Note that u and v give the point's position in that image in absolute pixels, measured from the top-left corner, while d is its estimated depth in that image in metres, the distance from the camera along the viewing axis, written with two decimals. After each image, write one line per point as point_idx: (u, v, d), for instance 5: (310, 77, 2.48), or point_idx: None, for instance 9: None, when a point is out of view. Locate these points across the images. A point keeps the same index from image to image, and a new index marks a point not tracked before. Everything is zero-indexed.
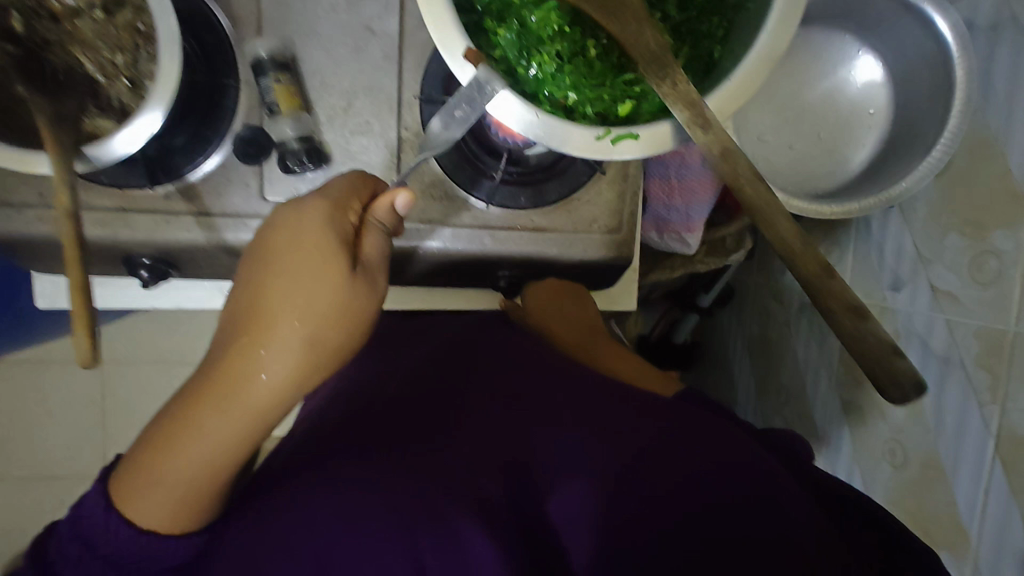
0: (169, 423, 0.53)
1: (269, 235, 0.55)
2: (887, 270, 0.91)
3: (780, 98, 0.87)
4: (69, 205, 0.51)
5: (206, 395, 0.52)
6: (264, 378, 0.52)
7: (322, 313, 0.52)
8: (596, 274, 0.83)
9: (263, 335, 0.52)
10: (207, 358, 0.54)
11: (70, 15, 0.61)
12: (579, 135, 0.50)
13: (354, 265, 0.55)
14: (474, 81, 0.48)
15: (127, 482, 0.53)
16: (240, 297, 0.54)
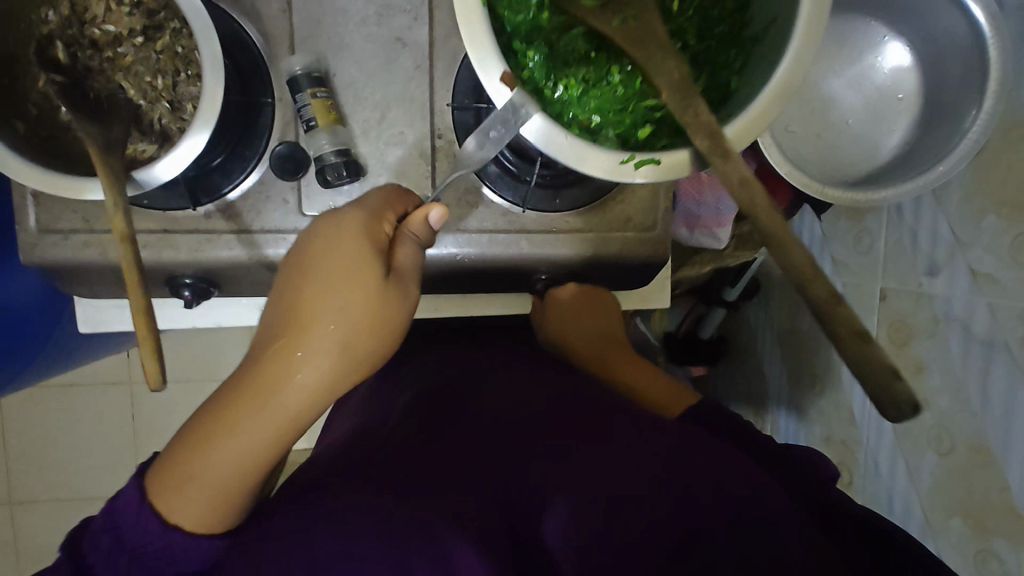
0: (205, 423, 0.53)
1: (306, 243, 0.56)
2: (922, 256, 0.90)
3: (807, 88, 0.87)
4: (124, 230, 0.51)
5: (242, 396, 0.53)
6: (299, 380, 0.52)
7: (356, 317, 0.53)
8: (632, 274, 0.83)
9: (299, 337, 0.53)
10: (245, 360, 0.54)
11: (111, 42, 0.61)
12: (599, 157, 0.49)
13: (387, 273, 0.56)
14: (510, 105, 0.48)
15: (163, 477, 0.53)
16: (278, 303, 0.55)
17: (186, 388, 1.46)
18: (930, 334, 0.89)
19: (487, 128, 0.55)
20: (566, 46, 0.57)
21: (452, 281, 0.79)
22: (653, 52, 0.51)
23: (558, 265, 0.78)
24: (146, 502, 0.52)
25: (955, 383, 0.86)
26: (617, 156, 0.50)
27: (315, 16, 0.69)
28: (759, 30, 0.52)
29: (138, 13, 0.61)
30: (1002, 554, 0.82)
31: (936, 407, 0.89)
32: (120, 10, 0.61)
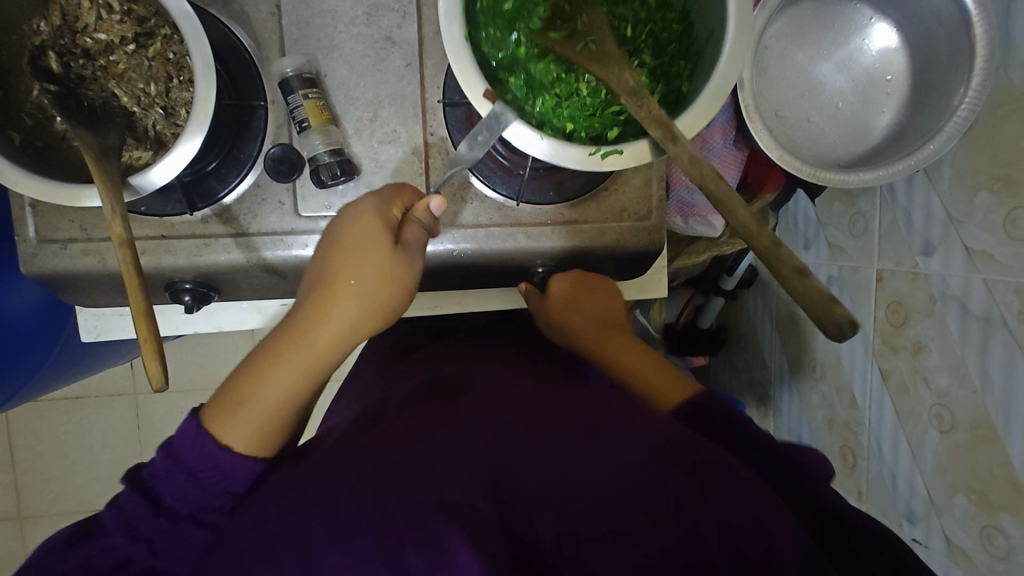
0: (248, 373, 0.57)
1: (331, 226, 0.61)
2: (916, 236, 0.91)
3: (796, 73, 0.87)
4: (122, 234, 0.52)
5: (281, 348, 0.57)
6: (346, 300, 0.58)
7: (378, 274, 0.58)
8: (631, 263, 0.83)
9: (329, 297, 0.58)
10: (295, 304, 0.60)
11: (101, 50, 0.61)
12: (571, 151, 0.52)
13: (399, 242, 0.60)
14: (493, 114, 0.51)
15: (219, 403, 0.56)
16: (319, 259, 0.60)
17: (190, 396, 1.46)
18: (928, 313, 0.90)
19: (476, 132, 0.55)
20: (543, 72, 0.57)
21: (448, 275, 0.79)
22: (611, 66, 0.53)
23: (556, 256, 0.78)
24: (200, 429, 0.54)
25: (954, 361, 0.87)
26: (587, 149, 0.53)
27: (305, 18, 0.69)
28: (701, 44, 0.55)
29: (129, 20, 0.61)
30: (1007, 529, 0.82)
31: (937, 386, 0.90)
32: (110, 18, 0.61)
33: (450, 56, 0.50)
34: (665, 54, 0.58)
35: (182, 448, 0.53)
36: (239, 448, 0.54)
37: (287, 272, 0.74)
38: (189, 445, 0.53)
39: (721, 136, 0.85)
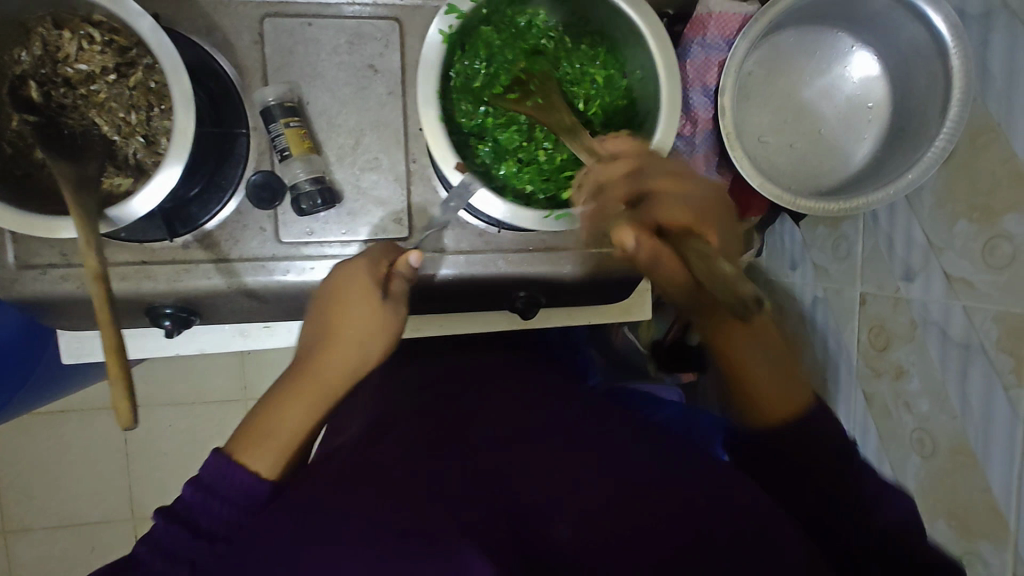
0: (268, 407, 0.59)
1: (327, 277, 0.64)
2: (898, 261, 0.91)
3: (779, 98, 0.87)
4: (97, 268, 0.51)
5: (299, 384, 0.60)
6: (353, 331, 0.62)
7: (377, 314, 0.62)
8: (612, 289, 0.84)
9: (337, 335, 0.62)
10: (302, 349, 0.63)
11: (82, 80, 0.62)
12: (529, 215, 0.62)
13: (389, 293, 0.63)
14: (463, 183, 0.61)
15: (241, 440, 0.57)
16: (319, 304, 0.63)
17: (177, 413, 1.45)
18: (909, 338, 0.90)
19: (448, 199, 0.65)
20: (507, 139, 0.67)
21: (429, 300, 0.79)
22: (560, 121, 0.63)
23: (537, 279, 0.79)
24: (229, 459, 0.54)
25: (935, 386, 0.87)
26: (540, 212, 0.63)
27: (287, 47, 0.70)
28: (642, 116, 0.67)
29: (110, 51, 0.61)
30: (987, 556, 0.83)
31: (919, 411, 0.90)
32: (92, 49, 0.61)
33: (426, 133, 0.58)
34: (612, 123, 0.69)
35: (208, 475, 0.53)
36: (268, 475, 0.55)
37: (267, 297, 0.74)
38: (214, 474, 0.53)
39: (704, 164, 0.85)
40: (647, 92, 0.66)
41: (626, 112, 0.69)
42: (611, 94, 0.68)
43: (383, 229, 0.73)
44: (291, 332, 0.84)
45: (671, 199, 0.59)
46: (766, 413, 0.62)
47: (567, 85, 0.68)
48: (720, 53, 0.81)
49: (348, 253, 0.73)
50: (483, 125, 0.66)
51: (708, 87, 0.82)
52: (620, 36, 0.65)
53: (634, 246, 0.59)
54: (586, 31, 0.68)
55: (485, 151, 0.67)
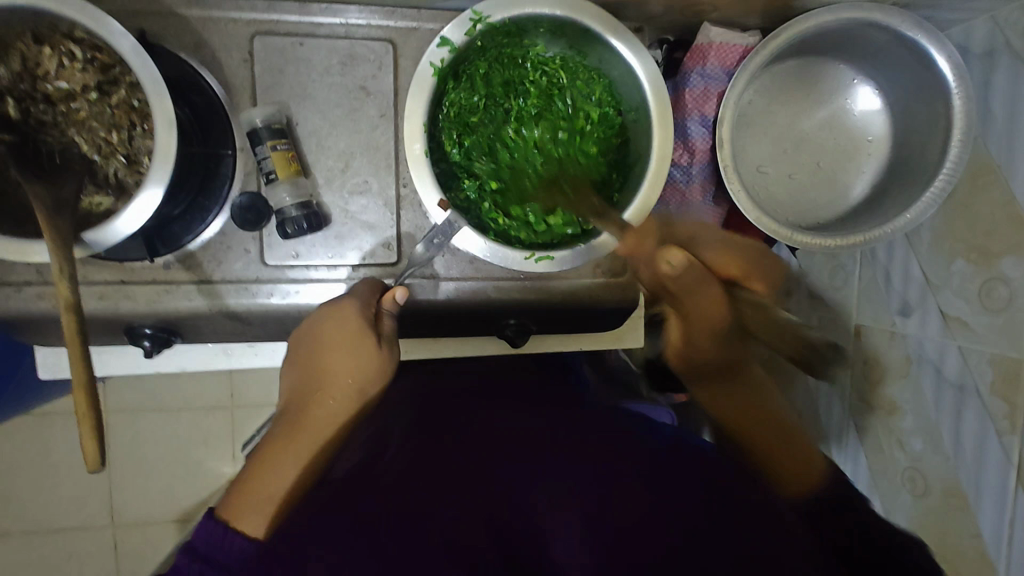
0: (256, 466, 0.55)
1: (311, 322, 0.60)
2: (894, 296, 0.90)
3: (779, 129, 0.86)
4: (69, 298, 0.49)
5: (285, 435, 0.56)
6: (350, 374, 0.59)
7: (373, 358, 0.59)
8: (604, 321, 0.82)
9: (322, 386, 0.59)
10: (294, 388, 0.59)
11: (63, 97, 0.60)
12: (513, 255, 0.64)
13: (381, 337, 0.60)
14: (446, 221, 0.64)
15: (235, 501, 0.52)
16: (303, 341, 0.61)
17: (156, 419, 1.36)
18: (903, 375, 0.89)
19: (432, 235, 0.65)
20: (496, 171, 0.67)
21: (415, 326, 0.77)
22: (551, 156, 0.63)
23: (527, 307, 0.77)
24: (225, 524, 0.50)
25: (928, 426, 0.86)
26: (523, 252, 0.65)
27: (278, 66, 0.68)
28: (634, 158, 0.68)
29: (92, 69, 0.60)
30: None
31: (911, 449, 0.89)
32: (72, 66, 0.59)
33: (411, 167, 0.62)
34: (604, 161, 0.69)
35: (202, 543, 0.49)
36: (259, 535, 0.51)
37: (250, 320, 0.72)
38: (207, 539, 0.49)
39: (701, 194, 0.84)
40: (639, 132, 0.67)
41: (619, 150, 0.69)
42: (604, 132, 0.68)
43: (371, 254, 0.72)
44: (276, 353, 0.82)
45: (716, 241, 0.68)
46: (789, 485, 0.61)
47: (560, 121, 0.68)
48: (720, 83, 0.80)
49: (334, 277, 0.71)
50: (473, 157, 0.66)
51: (706, 118, 0.81)
52: (615, 76, 0.67)
53: (682, 266, 0.60)
54: (584, 66, 0.68)
55: (472, 183, 0.67)
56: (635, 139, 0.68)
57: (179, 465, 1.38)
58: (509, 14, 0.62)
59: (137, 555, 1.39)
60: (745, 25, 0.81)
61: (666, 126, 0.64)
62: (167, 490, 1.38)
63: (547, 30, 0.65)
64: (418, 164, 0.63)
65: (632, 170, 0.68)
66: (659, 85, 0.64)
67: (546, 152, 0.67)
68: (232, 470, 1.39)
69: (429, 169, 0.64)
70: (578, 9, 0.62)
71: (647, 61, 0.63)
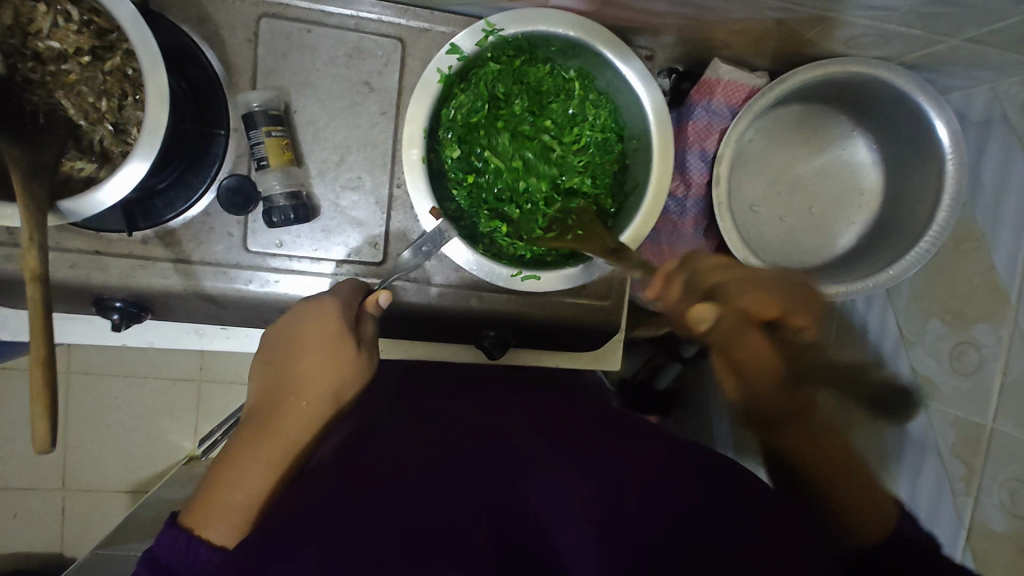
0: (221, 472, 0.54)
1: (286, 321, 0.59)
2: (870, 345, 0.90)
3: (774, 171, 0.86)
4: (36, 269, 0.47)
5: (252, 440, 0.55)
6: (317, 377, 0.58)
7: (344, 362, 0.58)
8: (582, 342, 0.82)
9: (294, 389, 0.58)
10: (265, 389, 0.59)
11: (54, 57, 0.58)
12: (499, 271, 0.64)
13: (361, 342, 0.60)
14: (437, 230, 0.63)
15: (201, 507, 0.51)
16: (278, 338, 0.60)
17: (119, 386, 1.33)
18: None
19: (421, 243, 0.64)
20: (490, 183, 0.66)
21: (394, 327, 0.76)
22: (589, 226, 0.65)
23: (506, 320, 0.76)
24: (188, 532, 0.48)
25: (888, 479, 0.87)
26: (511, 269, 0.65)
27: (282, 50, 0.67)
28: (630, 185, 0.68)
29: (87, 32, 0.58)
30: None
31: None
32: (66, 27, 0.57)
33: (407, 173, 0.61)
34: (601, 185, 0.68)
35: (162, 550, 0.47)
36: (228, 544, 0.49)
37: (226, 304, 0.71)
38: (171, 546, 0.47)
39: (694, 225, 0.84)
40: (638, 161, 0.67)
41: (617, 176, 0.69)
42: (604, 154, 0.68)
43: (357, 251, 0.71)
44: (249, 338, 0.80)
45: (754, 286, 0.54)
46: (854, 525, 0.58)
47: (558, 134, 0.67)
48: (723, 120, 0.80)
49: (317, 270, 0.70)
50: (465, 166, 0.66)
51: (706, 152, 0.82)
52: (621, 101, 0.66)
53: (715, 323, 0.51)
54: (591, 86, 0.67)
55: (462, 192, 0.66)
56: (635, 165, 0.67)
57: (138, 435, 1.35)
58: (521, 29, 0.61)
59: (84, 523, 1.36)
60: (754, 65, 0.82)
61: (665, 158, 0.64)
62: (122, 460, 1.35)
63: (559, 49, 0.65)
64: (414, 169, 0.63)
65: (628, 197, 0.68)
66: (663, 118, 0.63)
67: (538, 167, 0.67)
68: (192, 446, 1.37)
69: (425, 176, 0.63)
70: (591, 32, 0.62)
71: (653, 91, 0.63)
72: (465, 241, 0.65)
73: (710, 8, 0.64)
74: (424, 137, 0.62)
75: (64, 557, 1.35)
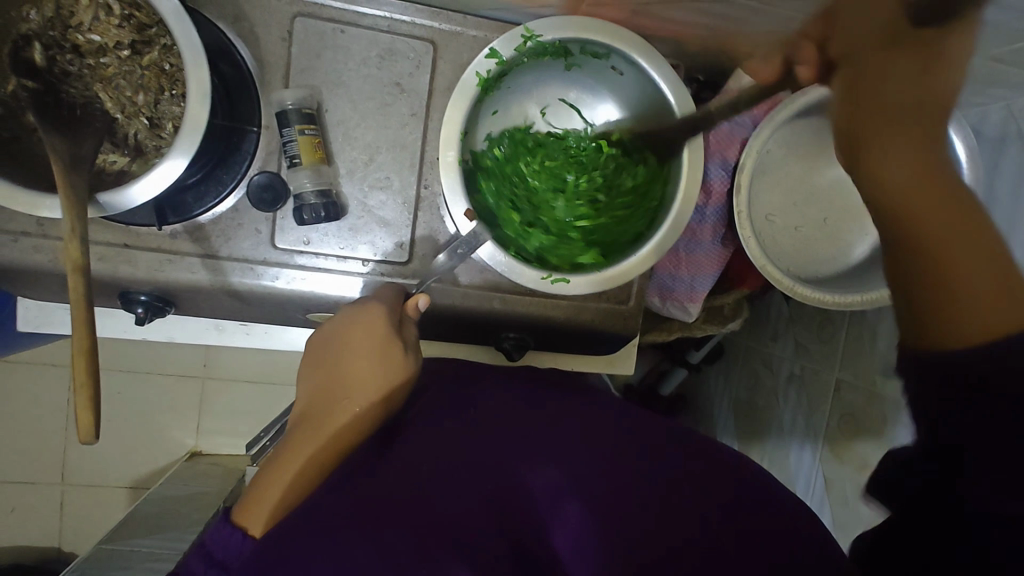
0: (266, 470, 0.54)
1: (335, 323, 0.61)
2: (879, 355, 0.90)
3: (793, 181, 0.88)
4: (78, 259, 0.47)
5: (296, 440, 0.55)
6: (361, 371, 0.58)
7: (385, 354, 0.58)
8: (601, 346, 0.83)
9: (341, 390, 0.58)
10: (314, 388, 0.60)
11: (94, 50, 0.58)
12: (529, 272, 0.65)
13: (406, 344, 0.60)
14: (472, 232, 0.64)
15: (250, 498, 0.52)
16: (326, 337, 0.61)
17: (121, 379, 1.31)
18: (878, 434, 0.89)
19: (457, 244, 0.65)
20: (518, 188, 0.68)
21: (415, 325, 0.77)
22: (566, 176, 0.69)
23: (528, 323, 0.77)
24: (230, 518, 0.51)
25: None
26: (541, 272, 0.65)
27: (315, 50, 0.68)
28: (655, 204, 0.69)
29: (127, 27, 0.59)
30: None
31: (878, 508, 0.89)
32: (108, 21, 0.58)
33: (443, 175, 0.62)
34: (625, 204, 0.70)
35: (212, 541, 0.49)
36: (256, 534, 0.50)
37: (251, 300, 0.71)
38: (217, 538, 0.49)
39: (713, 232, 0.86)
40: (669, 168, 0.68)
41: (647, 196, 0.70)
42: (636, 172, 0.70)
43: (384, 251, 0.71)
44: (269, 335, 0.81)
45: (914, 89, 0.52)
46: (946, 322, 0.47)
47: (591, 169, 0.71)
48: (744, 130, 0.82)
49: (343, 269, 0.71)
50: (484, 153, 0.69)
51: (728, 162, 0.83)
52: (656, 108, 0.68)
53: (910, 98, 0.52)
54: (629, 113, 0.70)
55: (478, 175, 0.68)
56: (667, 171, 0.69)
57: (143, 429, 1.34)
58: (559, 36, 0.62)
59: (84, 518, 1.34)
60: None
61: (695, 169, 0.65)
62: (122, 455, 1.34)
63: (594, 54, 0.67)
64: (449, 170, 0.63)
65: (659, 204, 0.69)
66: (696, 124, 0.65)
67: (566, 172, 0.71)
68: (194, 442, 1.36)
69: (459, 176, 0.64)
70: (627, 40, 0.64)
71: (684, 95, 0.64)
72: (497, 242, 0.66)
73: (737, 19, 0.65)
74: (460, 139, 0.63)
75: (62, 552, 1.34)
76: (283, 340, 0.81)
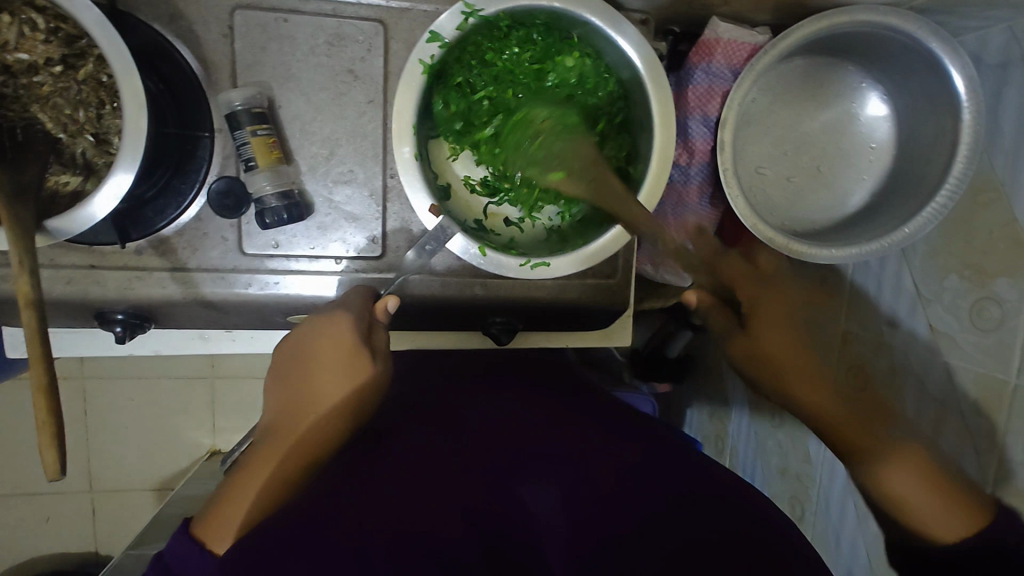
0: (234, 485, 0.54)
1: (299, 338, 0.59)
2: (884, 305, 0.87)
3: (779, 130, 0.82)
4: (29, 293, 0.46)
5: (263, 457, 0.55)
6: (326, 386, 0.57)
7: (350, 366, 0.57)
8: (592, 321, 0.80)
9: (311, 404, 0.57)
10: (280, 399, 0.59)
11: (25, 69, 0.56)
12: (508, 262, 0.64)
13: (375, 353, 0.59)
14: (440, 227, 0.64)
15: (212, 514, 0.52)
16: (291, 345, 0.60)
17: (132, 387, 1.32)
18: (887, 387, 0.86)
19: (424, 241, 0.66)
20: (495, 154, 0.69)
21: (398, 318, 0.75)
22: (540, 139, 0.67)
23: (512, 305, 0.75)
24: (193, 535, 0.51)
25: None
26: (520, 259, 0.65)
27: (259, 43, 0.64)
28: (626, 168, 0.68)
29: (55, 41, 0.56)
30: None
31: None
32: (34, 36, 0.55)
33: (401, 171, 0.61)
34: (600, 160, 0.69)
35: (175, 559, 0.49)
36: (217, 551, 0.50)
37: (226, 309, 0.69)
38: (181, 553, 0.50)
39: (699, 193, 0.82)
40: (641, 129, 0.66)
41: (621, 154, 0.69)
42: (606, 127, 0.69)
43: (356, 247, 0.69)
44: (255, 339, 0.80)
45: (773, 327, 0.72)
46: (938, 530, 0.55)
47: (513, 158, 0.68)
48: (725, 82, 0.77)
49: (316, 268, 0.69)
50: (483, 76, 0.66)
51: (709, 117, 0.78)
52: (622, 69, 0.65)
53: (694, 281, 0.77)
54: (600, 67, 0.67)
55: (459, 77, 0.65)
56: (638, 132, 0.67)
57: (158, 435, 1.36)
58: (502, 7, 0.60)
59: (114, 523, 1.38)
60: (755, 21, 0.78)
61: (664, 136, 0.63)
62: (144, 460, 1.36)
63: (544, 21, 0.64)
64: (407, 166, 0.62)
65: (633, 172, 0.67)
66: (659, 80, 0.62)
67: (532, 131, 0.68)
68: (212, 441, 1.38)
69: (419, 172, 0.63)
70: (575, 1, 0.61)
71: (648, 60, 0.62)
72: (469, 234, 0.65)
73: None
74: (414, 132, 0.61)
75: (100, 556, 1.39)
76: (269, 342, 0.80)
